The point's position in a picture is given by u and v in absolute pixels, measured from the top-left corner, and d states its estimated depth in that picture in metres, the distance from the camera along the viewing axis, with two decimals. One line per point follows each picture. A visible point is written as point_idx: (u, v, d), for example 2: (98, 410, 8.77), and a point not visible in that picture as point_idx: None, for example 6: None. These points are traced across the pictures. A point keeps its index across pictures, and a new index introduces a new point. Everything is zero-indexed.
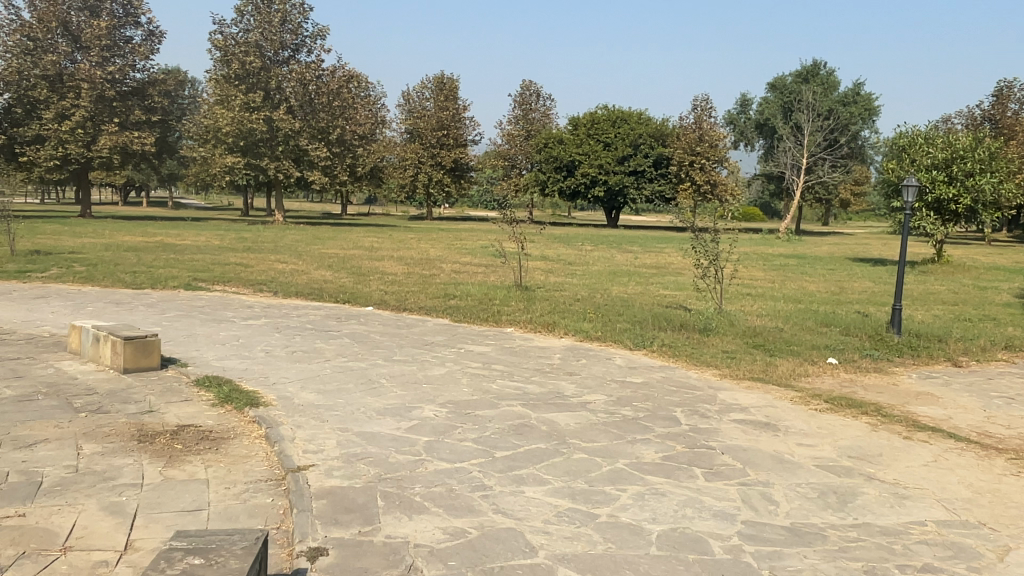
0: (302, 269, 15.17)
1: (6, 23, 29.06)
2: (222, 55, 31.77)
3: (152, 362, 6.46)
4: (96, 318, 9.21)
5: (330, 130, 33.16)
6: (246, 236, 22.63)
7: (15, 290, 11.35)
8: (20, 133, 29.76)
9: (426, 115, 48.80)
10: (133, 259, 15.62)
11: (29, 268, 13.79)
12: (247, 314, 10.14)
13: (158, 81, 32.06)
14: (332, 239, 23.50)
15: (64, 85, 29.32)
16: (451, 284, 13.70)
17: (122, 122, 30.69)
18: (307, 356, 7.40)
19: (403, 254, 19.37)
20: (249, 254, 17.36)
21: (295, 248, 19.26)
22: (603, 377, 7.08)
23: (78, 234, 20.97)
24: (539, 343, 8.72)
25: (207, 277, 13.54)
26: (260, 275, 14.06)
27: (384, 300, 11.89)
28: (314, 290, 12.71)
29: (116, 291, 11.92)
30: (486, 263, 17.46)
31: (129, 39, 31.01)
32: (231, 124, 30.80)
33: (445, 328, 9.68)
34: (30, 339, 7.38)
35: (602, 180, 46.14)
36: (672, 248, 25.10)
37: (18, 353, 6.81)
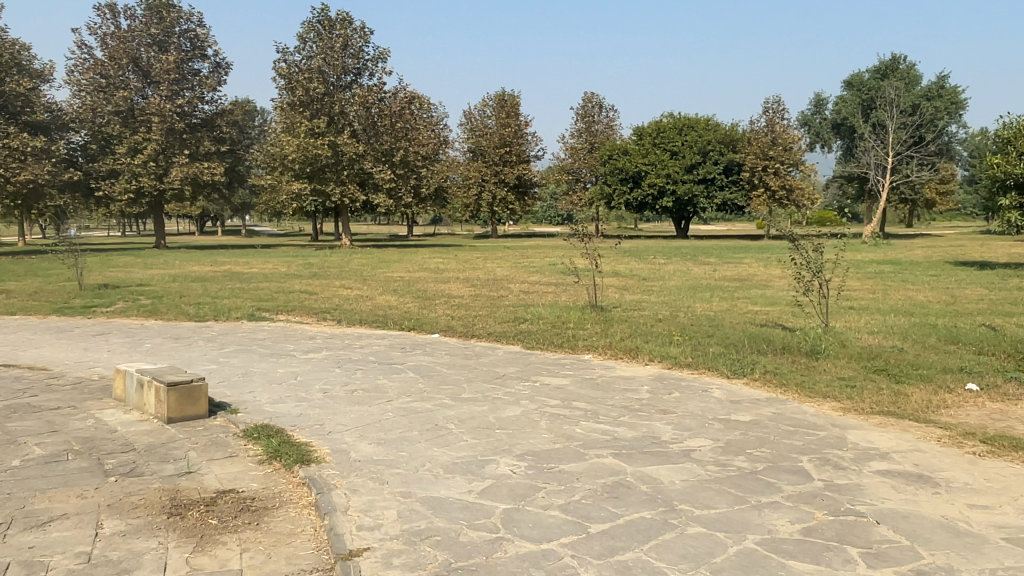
0: (367, 294, 14.63)
1: (81, 62, 30.11)
2: (287, 83, 32.11)
3: (199, 411, 5.83)
4: (151, 356, 8.77)
5: (394, 151, 32.96)
6: (313, 262, 22.45)
7: (79, 328, 11.11)
8: (95, 168, 30.49)
9: (489, 133, 48.49)
10: (199, 289, 15.41)
11: (96, 303, 13.68)
12: (308, 346, 9.54)
13: (226, 112, 32.76)
14: (397, 261, 23.08)
15: (137, 119, 30.16)
16: (521, 305, 12.88)
17: (192, 153, 31.33)
18: (366, 395, 6.67)
19: (470, 274, 18.71)
20: (314, 280, 16.98)
21: (360, 273, 18.82)
22: (702, 415, 6.07)
23: (149, 266, 21.16)
24: (622, 373, 7.78)
25: (270, 306, 13.13)
26: (323, 303, 13.57)
27: (452, 326, 11.14)
28: (378, 316, 12.10)
29: (178, 325, 11.57)
30: (556, 282, 16.60)
31: (197, 72, 31.84)
32: (297, 150, 30.86)
33: (518, 357, 8.83)
34: (77, 385, 6.89)
35: (671, 190, 44.66)
36: (751, 258, 23.69)
37: (60, 401, 6.31)
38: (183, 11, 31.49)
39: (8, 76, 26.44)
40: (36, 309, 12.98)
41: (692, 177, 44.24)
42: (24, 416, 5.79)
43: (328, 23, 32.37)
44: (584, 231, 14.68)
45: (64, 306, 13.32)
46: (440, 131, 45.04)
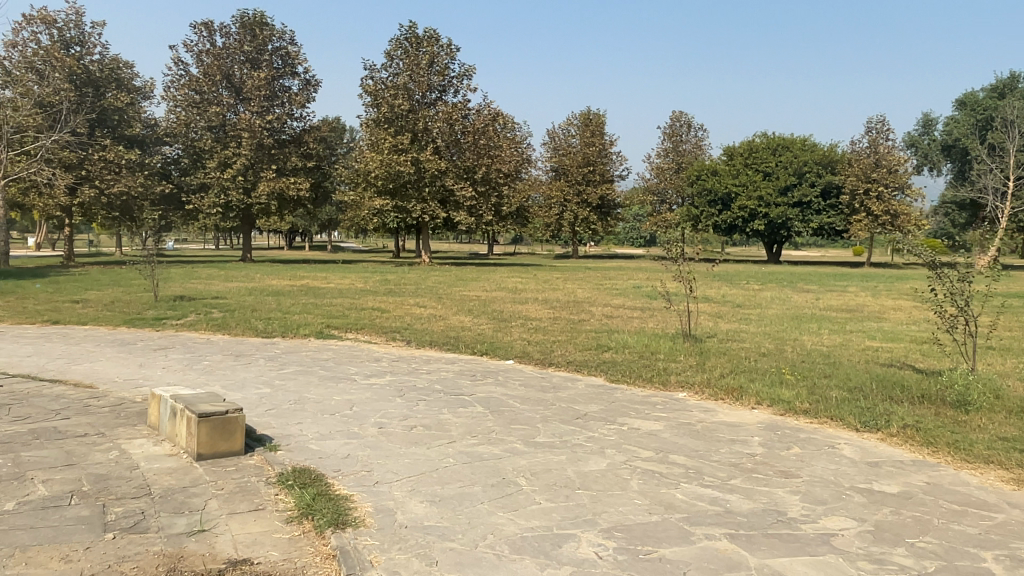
0: (441, 314, 13.88)
1: (178, 79, 31.11)
2: (373, 99, 32.19)
3: (233, 447, 5.05)
4: (205, 376, 8.16)
5: (476, 169, 32.48)
6: (390, 278, 22.01)
7: (144, 341, 10.72)
8: (187, 182, 31.24)
9: (572, 152, 47.70)
10: (272, 304, 15.05)
11: (167, 315, 13.44)
12: (372, 370, 8.76)
13: (314, 128, 33.04)
14: (474, 279, 22.45)
15: (228, 134, 30.80)
16: (604, 331, 11.80)
17: (280, 168, 31.60)
18: (427, 434, 5.75)
19: (550, 295, 17.76)
20: (389, 297, 16.41)
21: (436, 291, 18.17)
22: (835, 484, 4.90)
23: (229, 279, 21.21)
24: (726, 420, 6.61)
25: (340, 323, 12.53)
26: (394, 321, 12.86)
27: (528, 352, 10.17)
28: (450, 338, 11.26)
29: (242, 342, 11.05)
30: (642, 306, 15.47)
31: (287, 89, 32.28)
32: (380, 167, 30.67)
33: (600, 393, 7.76)
34: (115, 408, 6.26)
35: (763, 213, 42.53)
36: (857, 287, 21.83)
37: (91, 426, 5.67)
38: (276, 29, 32.04)
39: (108, 91, 27.71)
40: (107, 320, 12.80)
41: (787, 200, 42.07)
42: (44, 444, 5.11)
43: (416, 41, 32.42)
44: (678, 252, 13.43)
45: (136, 317, 13.10)
46: (523, 150, 44.61)
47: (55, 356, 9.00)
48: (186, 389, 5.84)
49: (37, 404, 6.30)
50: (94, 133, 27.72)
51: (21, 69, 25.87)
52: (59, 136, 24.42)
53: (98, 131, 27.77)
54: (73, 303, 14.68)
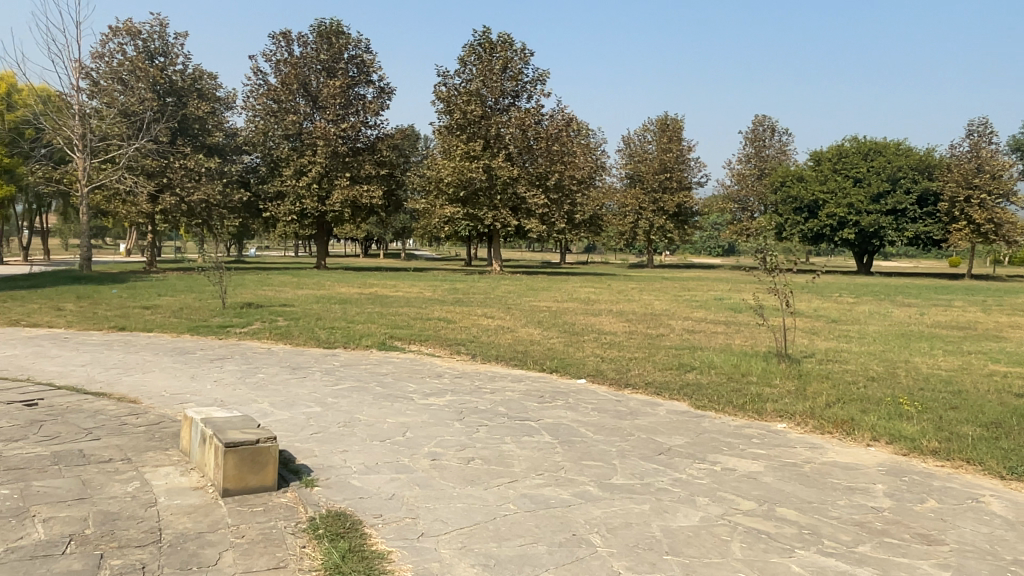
0: (509, 325, 13.12)
1: (257, 88, 31.62)
2: (446, 106, 31.90)
3: (265, 481, 4.41)
4: (254, 389, 7.64)
5: (549, 175, 31.68)
6: (459, 287, 21.49)
7: (203, 351, 10.37)
8: (264, 190, 31.55)
9: (649, 158, 46.40)
10: (337, 312, 14.67)
11: (232, 323, 13.16)
12: (432, 387, 8.06)
13: (387, 136, 32.93)
14: (546, 289, 21.70)
15: (304, 142, 30.99)
16: (686, 348, 10.82)
17: (354, 176, 31.50)
18: (486, 470, 4.97)
19: (626, 307, 16.76)
20: (456, 307, 15.83)
21: (505, 301, 17.47)
22: (993, 555, 3.87)
23: (300, 285, 21.12)
24: (839, 466, 5.60)
25: (403, 334, 11.93)
26: (460, 333, 12.21)
27: (603, 370, 9.29)
28: (517, 353, 10.49)
29: (302, 352, 10.57)
30: (726, 320, 14.36)
31: (362, 97, 32.33)
32: (452, 174, 30.25)
33: (685, 422, 6.82)
34: (150, 428, 5.75)
35: (853, 221, 40.17)
36: (962, 301, 20.04)
37: (120, 449, 5.15)
38: (352, 37, 32.21)
39: (189, 101, 28.38)
40: (172, 327, 12.59)
41: (879, 208, 39.56)
42: (62, 472, 4.59)
43: (489, 46, 32.03)
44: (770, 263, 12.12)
45: (201, 324, 12.87)
46: (599, 157, 43.66)
47: (111, 366, 8.68)
48: (223, 410, 5.26)
49: (73, 421, 5.85)
50: (175, 141, 28.42)
51: (108, 79, 26.76)
52: (141, 145, 25.07)
53: (179, 140, 28.44)
54: (143, 309, 14.63)
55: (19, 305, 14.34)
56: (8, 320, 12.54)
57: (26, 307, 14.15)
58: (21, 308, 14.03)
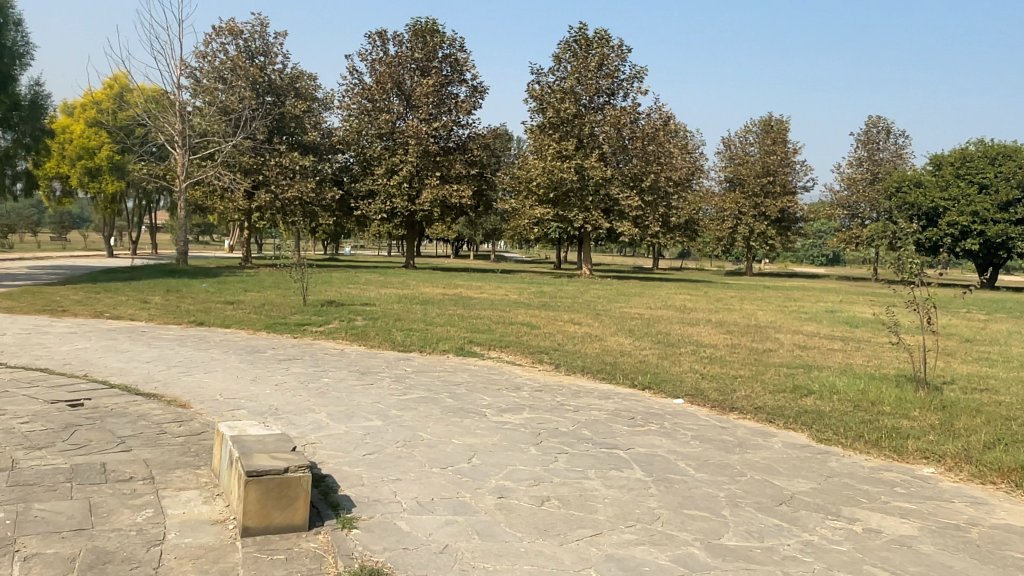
0: (598, 333, 12.09)
1: (352, 87, 31.74)
2: (538, 104, 31.12)
3: (294, 518, 3.65)
4: (315, 395, 6.98)
5: (644, 176, 30.37)
6: (547, 291, 20.63)
7: (274, 350, 9.89)
8: (356, 188, 31.60)
9: (750, 161, 44.16)
10: (418, 313, 14.04)
11: (311, 321, 12.73)
12: (510, 402, 7.19)
13: (479, 135, 32.41)
14: (638, 295, 20.52)
15: (396, 140, 30.82)
16: (799, 367, 9.59)
17: (444, 175, 31.13)
18: (562, 516, 4.05)
19: (727, 317, 15.37)
20: (543, 312, 14.96)
21: (593, 306, 16.42)
22: None
23: (385, 284, 20.77)
24: (1017, 533, 4.34)
25: (482, 339, 11.13)
26: (545, 339, 11.32)
27: (703, 389, 8.18)
28: (606, 365, 9.48)
29: (375, 355, 9.94)
30: (840, 337, 12.86)
31: (455, 96, 31.94)
32: (543, 174, 29.39)
33: (806, 462, 5.68)
34: (188, 440, 5.12)
35: (978, 230, 36.80)
36: None
37: (147, 465, 4.51)
38: (447, 36, 31.94)
39: (286, 100, 28.84)
40: (250, 324, 12.28)
41: (1008, 216, 36.04)
42: (71, 492, 3.95)
43: (585, 42, 31.01)
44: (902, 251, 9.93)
45: (278, 322, 12.49)
46: (697, 159, 41.89)
47: (175, 364, 8.27)
48: (261, 424, 4.55)
49: (110, 428, 5.29)
50: (272, 139, 28.92)
51: (210, 78, 27.58)
52: (237, 141, 25.57)
53: (276, 138, 28.92)
54: (226, 304, 14.48)
55: (108, 297, 14.46)
56: (94, 313, 12.56)
57: (115, 299, 14.26)
58: (110, 300, 14.13)
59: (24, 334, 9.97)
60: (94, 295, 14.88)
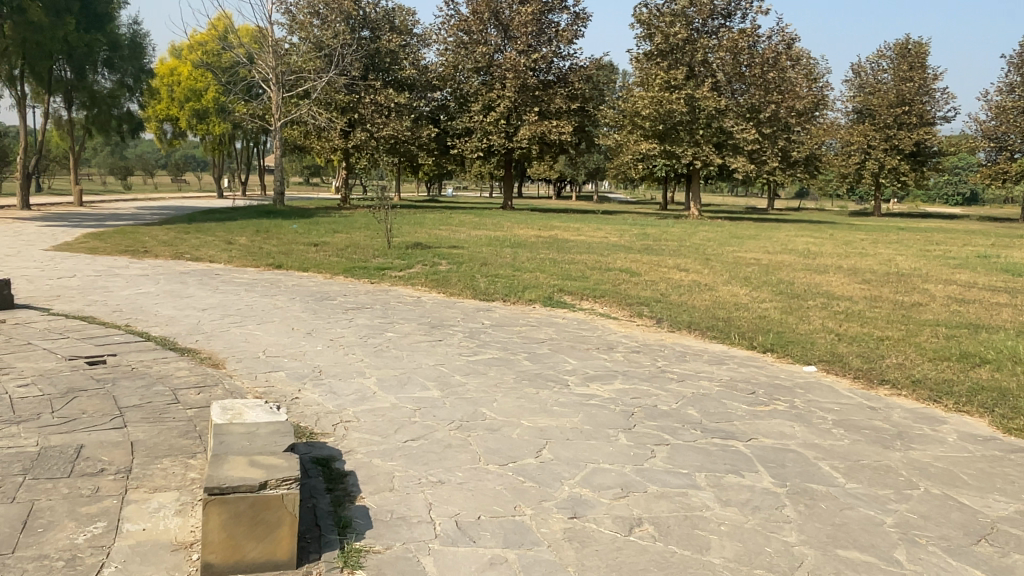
0: (707, 282, 10.55)
1: (449, 20, 30.28)
2: (646, 30, 28.73)
3: (275, 553, 2.61)
4: (371, 353, 5.98)
5: (763, 108, 27.72)
6: (651, 233, 19.00)
7: (345, 297, 9.03)
8: (452, 126, 30.48)
9: (882, 89, 39.75)
10: (507, 257, 12.89)
11: (392, 264, 11.84)
12: (600, 368, 5.94)
13: (581, 67, 30.44)
14: (753, 237, 18.54)
15: (494, 74, 29.32)
16: (963, 328, 7.80)
17: (543, 111, 29.55)
18: (657, 558, 2.82)
19: (860, 263, 13.35)
20: (644, 256, 13.46)
21: (702, 250, 14.74)
22: None
23: (478, 226, 19.75)
24: None
25: (574, 288, 9.85)
26: (646, 288, 9.93)
27: (841, 355, 6.66)
28: (718, 320, 8.03)
29: (453, 304, 8.90)
30: (1006, 289, 10.69)
31: (556, 24, 29.94)
32: (649, 106, 27.26)
33: (998, 467, 4.20)
34: (196, 414, 4.19)
35: None
36: None
37: (130, 452, 3.58)
38: None
39: (381, 34, 27.94)
40: (328, 266, 11.54)
41: None
42: (16, 490, 3.06)
43: None
44: None
45: (358, 265, 11.69)
46: (822, 89, 38.10)
47: (232, 312, 7.51)
48: (265, 404, 3.50)
49: (117, 395, 4.44)
50: (366, 76, 28.19)
51: (305, 13, 26.89)
52: (330, 78, 24.99)
53: (371, 74, 28.16)
54: (310, 246, 13.85)
55: (195, 238, 14.15)
56: (175, 255, 12.17)
57: (201, 240, 13.93)
58: (196, 241, 13.81)
59: (94, 276, 9.55)
60: (183, 235, 14.64)
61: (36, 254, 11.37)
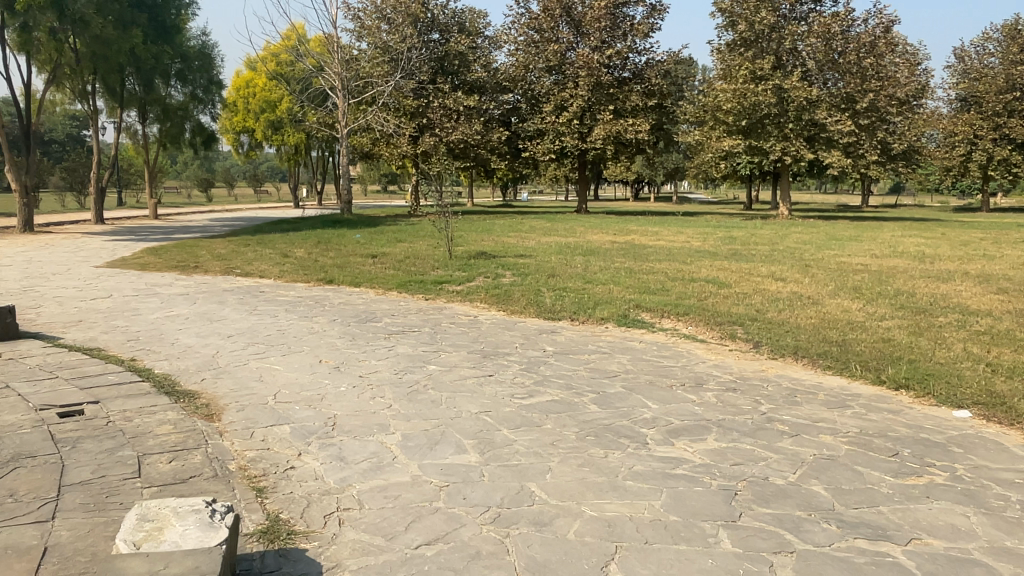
0: (811, 294, 9.05)
1: (519, 19, 29.20)
2: (728, 19, 26.95)
3: None
4: (399, 397, 4.87)
5: (860, 97, 25.47)
6: (738, 236, 17.39)
7: (391, 317, 8.03)
8: (523, 128, 29.44)
9: (990, 74, 36.35)
10: (577, 267, 11.67)
11: (451, 277, 10.84)
12: (687, 416, 4.66)
13: (658, 62, 28.86)
14: (855, 239, 16.64)
15: (566, 73, 28.14)
16: None
17: (619, 109, 28.15)
18: None
19: (990, 268, 11.48)
20: (732, 263, 11.98)
21: (798, 255, 13.11)
22: None
23: (548, 231, 18.60)
24: None
25: (653, 303, 8.56)
26: (738, 303, 8.52)
27: (1005, 396, 5.15)
28: (831, 345, 6.59)
29: (513, 325, 7.77)
30: None
31: (630, 18, 28.45)
32: (733, 99, 25.49)
33: None
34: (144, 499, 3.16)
35: None
36: None
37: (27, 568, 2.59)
38: None
39: (450, 37, 27.17)
40: (382, 281, 10.60)
41: None
42: None
43: None
44: None
45: (415, 278, 10.73)
46: (922, 75, 35.18)
47: (258, 340, 6.59)
48: (200, 510, 2.42)
49: (68, 464, 3.49)
50: (436, 80, 27.53)
51: (373, 18, 26.39)
52: (396, 83, 24.39)
53: (439, 78, 27.49)
54: (368, 258, 13.01)
55: (252, 251, 13.58)
56: (225, 270, 11.52)
57: (257, 253, 13.30)
58: (252, 255, 13.18)
59: (131, 296, 8.88)
60: (242, 248, 14.09)
61: (84, 271, 10.89)
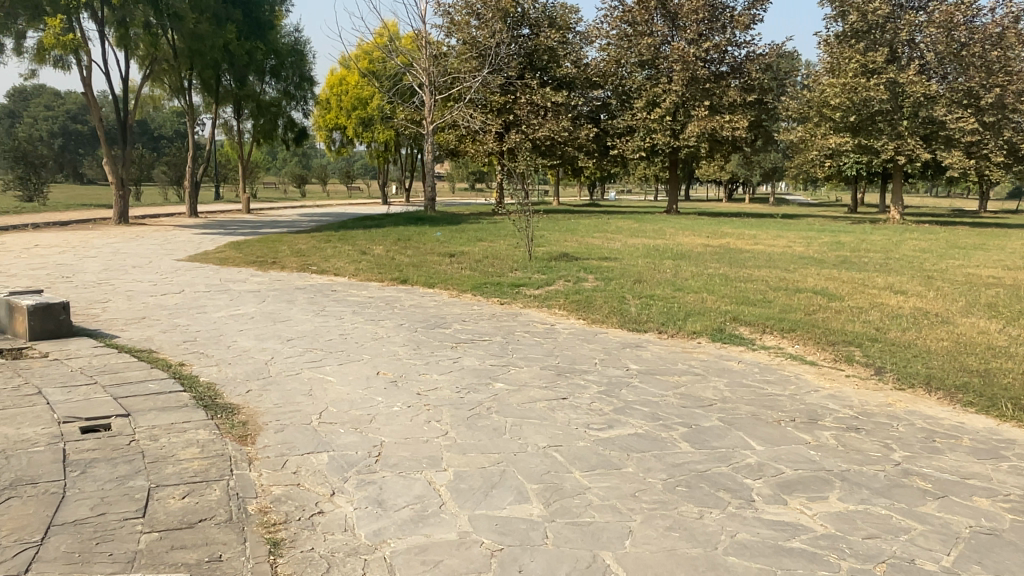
0: (939, 311, 7.89)
1: (612, 12, 28.29)
2: (838, 9, 25.21)
3: None
4: (456, 423, 4.23)
5: (986, 92, 23.26)
6: (844, 242, 15.98)
7: (463, 323, 7.45)
8: (612, 125, 28.52)
9: None
10: (667, 272, 10.82)
11: (530, 280, 10.20)
12: (802, 464, 3.83)
13: (759, 55, 27.35)
14: (980, 248, 14.98)
15: (661, 67, 27.07)
16: None
17: (715, 105, 26.86)
18: None
19: None
20: (841, 272, 10.82)
21: (916, 265, 11.78)
22: None
23: (636, 233, 17.71)
24: None
25: (753, 316, 7.65)
26: (851, 319, 7.49)
27: None
28: (972, 376, 5.54)
29: (594, 337, 7.04)
30: None
31: (730, 10, 27.08)
32: (840, 93, 23.80)
33: None
34: (136, 548, 2.65)
35: None
36: None
37: None
38: None
39: (540, 31, 26.56)
40: (457, 282, 10.07)
41: None
42: None
43: None
44: None
45: (492, 280, 10.15)
46: None
47: (317, 345, 6.13)
48: None
49: (69, 496, 3.03)
50: (524, 75, 26.97)
51: (463, 13, 26.13)
52: (483, 79, 23.97)
53: (528, 73, 26.91)
54: (446, 257, 12.53)
55: (331, 248, 13.37)
56: (301, 267, 11.27)
57: (336, 250, 13.06)
58: (330, 251, 12.94)
59: (202, 291, 8.67)
60: (322, 244, 13.92)
61: (164, 265, 10.85)
